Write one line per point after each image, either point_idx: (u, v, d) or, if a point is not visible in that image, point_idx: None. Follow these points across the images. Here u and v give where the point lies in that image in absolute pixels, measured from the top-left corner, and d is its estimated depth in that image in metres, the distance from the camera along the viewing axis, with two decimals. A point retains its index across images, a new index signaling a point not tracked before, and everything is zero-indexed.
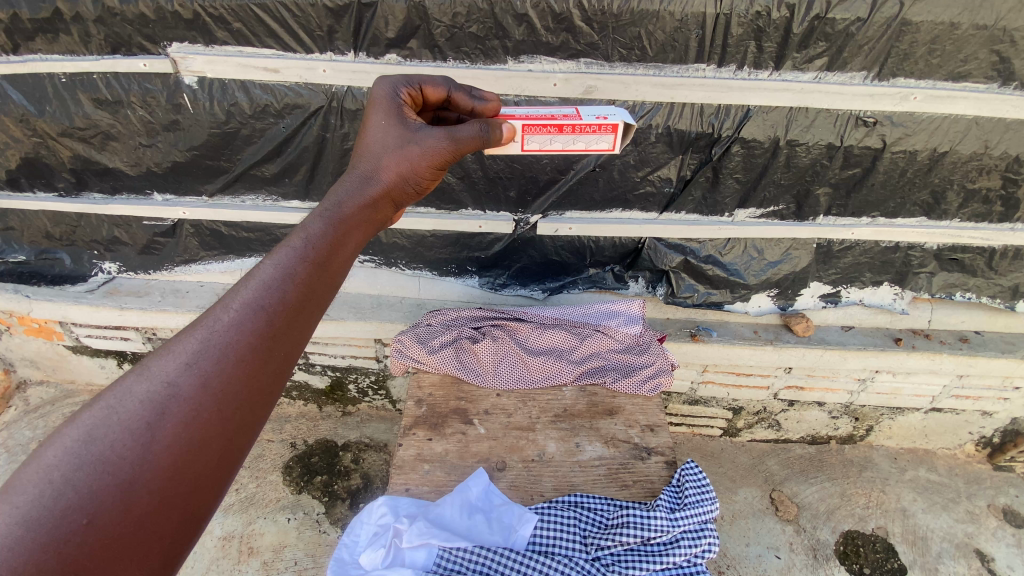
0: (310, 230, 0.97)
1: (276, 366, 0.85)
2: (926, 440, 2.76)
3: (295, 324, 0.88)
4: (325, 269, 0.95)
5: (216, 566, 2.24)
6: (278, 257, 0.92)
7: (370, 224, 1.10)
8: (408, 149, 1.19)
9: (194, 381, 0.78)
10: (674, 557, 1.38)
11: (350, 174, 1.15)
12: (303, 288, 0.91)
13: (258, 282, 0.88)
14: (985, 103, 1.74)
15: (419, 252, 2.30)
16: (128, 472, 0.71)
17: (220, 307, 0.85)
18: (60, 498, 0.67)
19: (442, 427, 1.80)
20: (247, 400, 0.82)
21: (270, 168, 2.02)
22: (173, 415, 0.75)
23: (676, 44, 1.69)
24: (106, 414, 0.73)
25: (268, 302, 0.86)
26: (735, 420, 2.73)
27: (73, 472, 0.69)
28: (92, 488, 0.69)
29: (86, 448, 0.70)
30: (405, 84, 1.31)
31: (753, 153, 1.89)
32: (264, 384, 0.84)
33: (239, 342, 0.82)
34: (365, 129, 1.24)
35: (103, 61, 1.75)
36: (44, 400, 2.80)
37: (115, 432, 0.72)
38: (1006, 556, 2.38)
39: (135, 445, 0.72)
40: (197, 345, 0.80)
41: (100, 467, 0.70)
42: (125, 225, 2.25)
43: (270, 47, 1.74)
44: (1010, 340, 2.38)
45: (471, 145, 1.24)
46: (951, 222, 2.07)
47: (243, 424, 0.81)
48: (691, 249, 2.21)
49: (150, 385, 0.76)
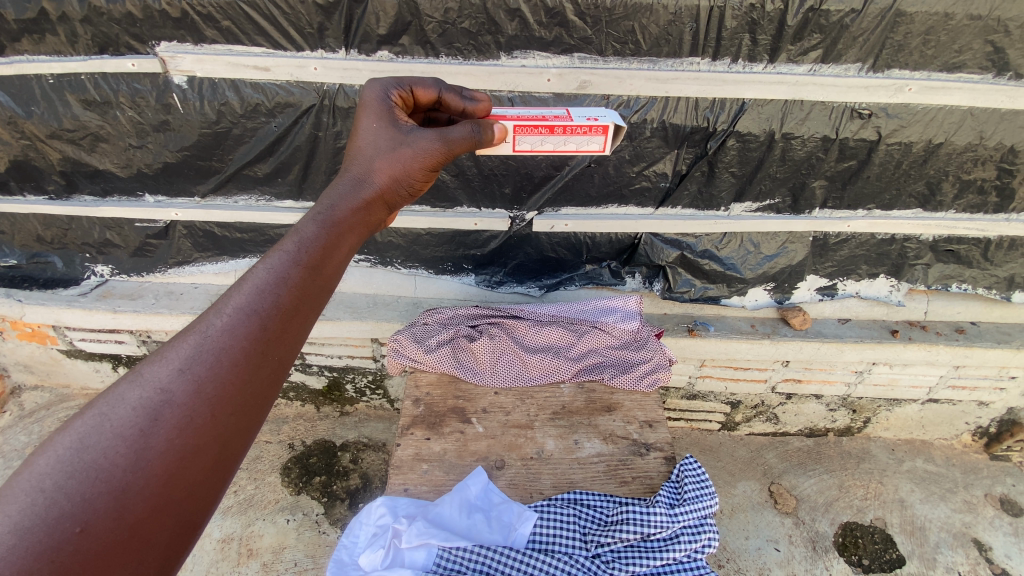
0: (303, 234, 0.96)
1: (270, 370, 0.84)
2: (924, 431, 2.77)
3: (289, 328, 0.87)
4: (319, 272, 0.93)
5: (215, 568, 2.22)
6: (271, 261, 0.90)
7: (365, 228, 1.09)
8: (401, 152, 1.17)
9: (187, 387, 0.77)
10: (674, 553, 1.38)
11: (342, 177, 1.14)
12: (297, 292, 0.89)
13: (252, 287, 0.86)
14: (980, 94, 1.73)
15: (415, 250, 2.29)
16: (121, 479, 0.70)
17: (214, 312, 0.84)
18: (52, 506, 0.66)
19: (440, 426, 1.80)
20: (240, 406, 0.81)
21: (263, 168, 1.99)
22: (166, 421, 0.74)
23: (670, 38, 1.69)
24: (99, 421, 0.72)
25: (262, 307, 0.85)
26: (733, 414, 2.74)
27: (66, 480, 0.68)
28: (86, 495, 0.68)
29: (80, 456, 0.69)
30: (395, 85, 1.29)
31: (748, 146, 1.88)
32: (257, 389, 0.82)
33: (233, 347, 0.81)
34: (356, 131, 1.22)
35: (91, 62, 1.73)
36: (39, 405, 2.77)
37: (107, 439, 0.71)
38: (1003, 545, 2.38)
39: (128, 452, 0.71)
40: (190, 350, 0.79)
41: (93, 475, 0.69)
42: (117, 227, 2.22)
43: (260, 45, 1.72)
44: (1006, 331, 2.39)
45: (462, 146, 1.23)
46: (947, 214, 2.07)
47: (237, 429, 0.80)
48: (688, 244, 2.19)
49: (143, 391, 0.75)
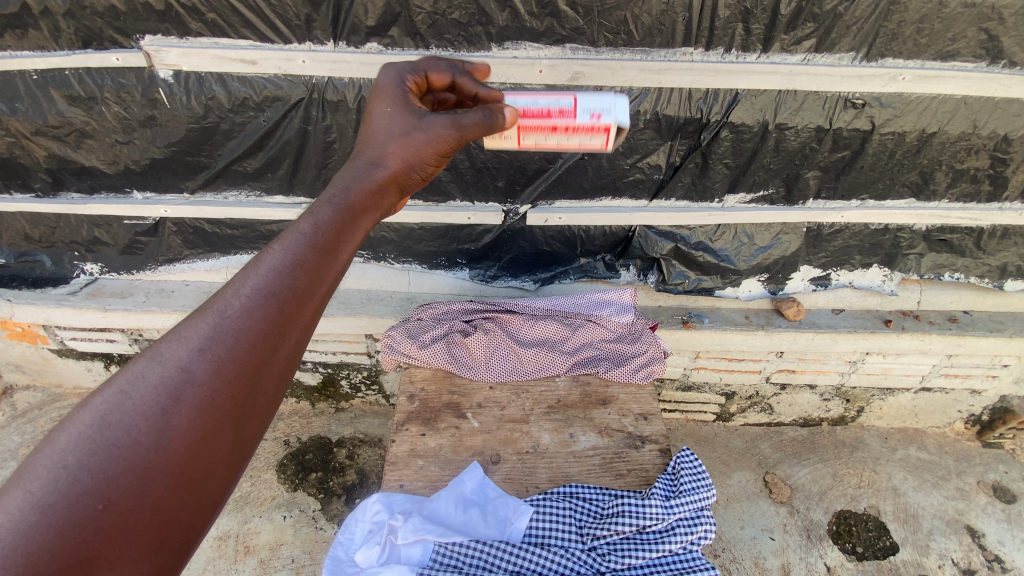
0: (319, 215, 0.92)
1: (288, 352, 0.81)
2: (917, 419, 2.79)
3: (306, 311, 0.83)
4: (336, 255, 0.90)
5: (212, 566, 2.21)
6: (288, 241, 0.86)
7: (379, 210, 1.06)
8: (413, 136, 1.14)
9: (207, 367, 0.75)
10: (669, 545, 1.38)
11: (356, 160, 1.11)
12: (314, 274, 0.85)
13: (269, 268, 0.83)
14: (974, 82, 1.73)
15: (408, 245, 2.27)
16: (143, 457, 0.69)
17: (231, 292, 0.81)
18: (75, 483, 0.65)
19: (435, 421, 1.79)
20: (258, 386, 0.79)
21: (252, 163, 1.97)
22: (186, 401, 0.72)
23: (662, 28, 1.67)
24: (120, 399, 0.70)
25: (279, 289, 0.82)
26: (727, 405, 2.75)
27: (87, 457, 0.67)
28: (109, 474, 0.67)
29: (103, 434, 0.68)
30: (411, 70, 1.27)
31: (742, 137, 1.87)
32: (275, 371, 0.80)
33: (251, 329, 0.78)
34: (370, 117, 1.20)
35: (75, 56, 1.70)
36: (31, 405, 2.75)
37: (128, 418, 0.69)
38: (996, 532, 2.41)
39: (149, 431, 0.70)
40: (209, 330, 0.76)
41: (114, 453, 0.68)
42: (105, 225, 2.19)
43: (247, 38, 1.69)
44: (999, 319, 2.40)
45: (475, 132, 1.17)
46: (940, 203, 2.07)
47: (255, 410, 0.78)
48: (682, 236, 2.19)
49: (163, 370, 0.73)
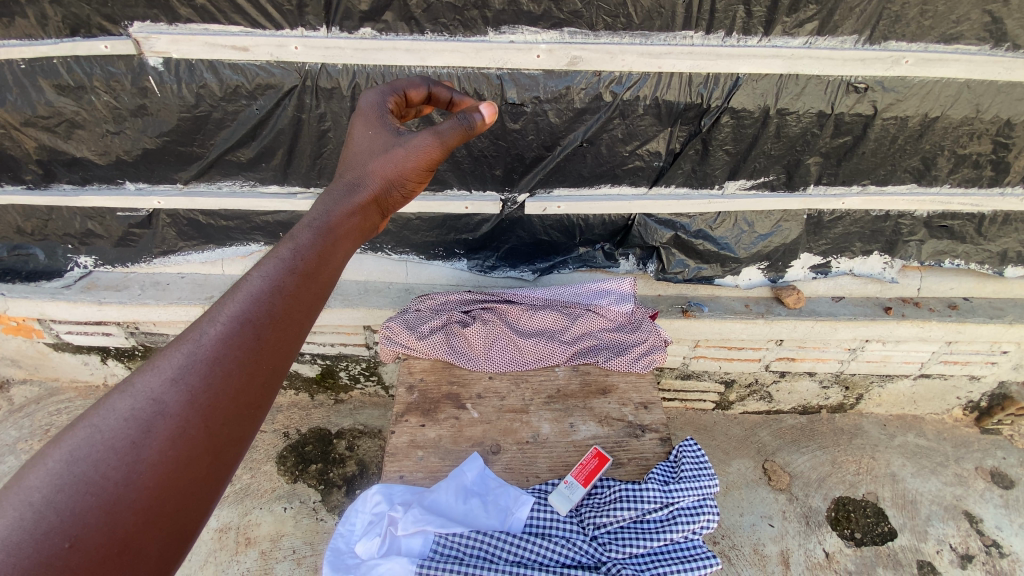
0: (298, 241, 0.91)
1: (263, 381, 0.78)
2: (915, 406, 2.80)
3: (283, 337, 0.81)
4: (314, 280, 0.88)
5: (213, 558, 2.21)
6: (265, 268, 0.85)
7: (359, 233, 1.03)
8: (393, 152, 1.12)
9: (181, 397, 0.71)
10: (671, 534, 1.36)
11: (336, 183, 1.09)
12: (291, 300, 0.84)
13: (246, 295, 0.81)
14: (978, 66, 1.71)
15: (405, 235, 2.24)
16: (112, 491, 0.64)
17: (206, 320, 0.78)
18: (41, 522, 0.60)
19: (434, 412, 1.78)
20: (235, 416, 0.75)
21: (246, 153, 1.94)
22: (158, 432, 0.68)
23: (662, 11, 1.65)
24: (89, 433, 0.66)
25: (256, 315, 0.80)
26: (727, 393, 2.75)
27: (54, 494, 0.62)
28: (76, 510, 0.62)
29: (69, 469, 0.63)
30: (389, 92, 1.28)
31: (743, 123, 1.84)
32: (250, 399, 0.77)
33: (226, 356, 0.76)
34: (349, 140, 1.19)
35: (62, 44, 1.66)
36: (28, 399, 2.73)
37: (98, 451, 0.65)
38: (994, 517, 2.42)
39: (120, 464, 0.65)
40: (183, 359, 0.73)
41: (83, 488, 0.63)
42: (98, 217, 2.16)
43: (237, 23, 1.66)
44: (998, 306, 2.40)
45: (456, 138, 1.14)
46: (941, 189, 2.05)
47: (231, 439, 0.74)
48: (681, 224, 2.17)
49: (134, 401, 0.69)
